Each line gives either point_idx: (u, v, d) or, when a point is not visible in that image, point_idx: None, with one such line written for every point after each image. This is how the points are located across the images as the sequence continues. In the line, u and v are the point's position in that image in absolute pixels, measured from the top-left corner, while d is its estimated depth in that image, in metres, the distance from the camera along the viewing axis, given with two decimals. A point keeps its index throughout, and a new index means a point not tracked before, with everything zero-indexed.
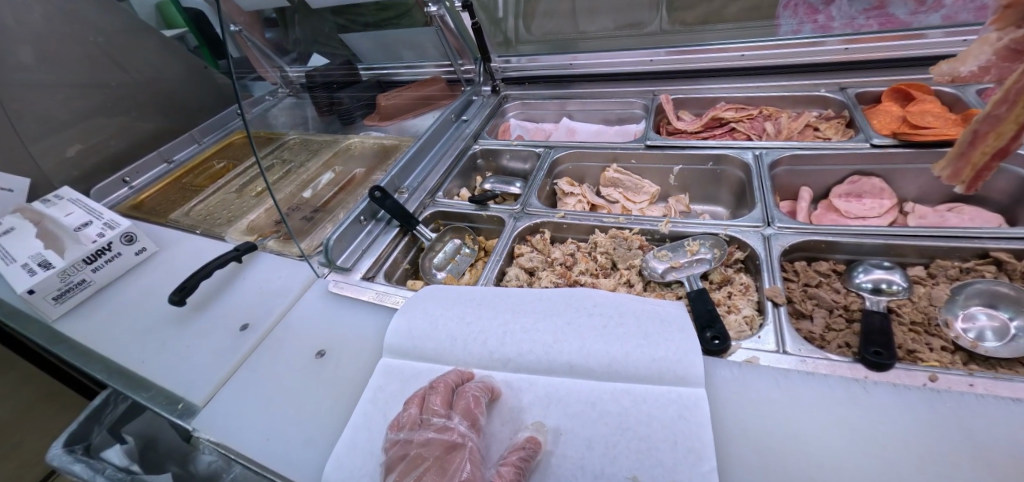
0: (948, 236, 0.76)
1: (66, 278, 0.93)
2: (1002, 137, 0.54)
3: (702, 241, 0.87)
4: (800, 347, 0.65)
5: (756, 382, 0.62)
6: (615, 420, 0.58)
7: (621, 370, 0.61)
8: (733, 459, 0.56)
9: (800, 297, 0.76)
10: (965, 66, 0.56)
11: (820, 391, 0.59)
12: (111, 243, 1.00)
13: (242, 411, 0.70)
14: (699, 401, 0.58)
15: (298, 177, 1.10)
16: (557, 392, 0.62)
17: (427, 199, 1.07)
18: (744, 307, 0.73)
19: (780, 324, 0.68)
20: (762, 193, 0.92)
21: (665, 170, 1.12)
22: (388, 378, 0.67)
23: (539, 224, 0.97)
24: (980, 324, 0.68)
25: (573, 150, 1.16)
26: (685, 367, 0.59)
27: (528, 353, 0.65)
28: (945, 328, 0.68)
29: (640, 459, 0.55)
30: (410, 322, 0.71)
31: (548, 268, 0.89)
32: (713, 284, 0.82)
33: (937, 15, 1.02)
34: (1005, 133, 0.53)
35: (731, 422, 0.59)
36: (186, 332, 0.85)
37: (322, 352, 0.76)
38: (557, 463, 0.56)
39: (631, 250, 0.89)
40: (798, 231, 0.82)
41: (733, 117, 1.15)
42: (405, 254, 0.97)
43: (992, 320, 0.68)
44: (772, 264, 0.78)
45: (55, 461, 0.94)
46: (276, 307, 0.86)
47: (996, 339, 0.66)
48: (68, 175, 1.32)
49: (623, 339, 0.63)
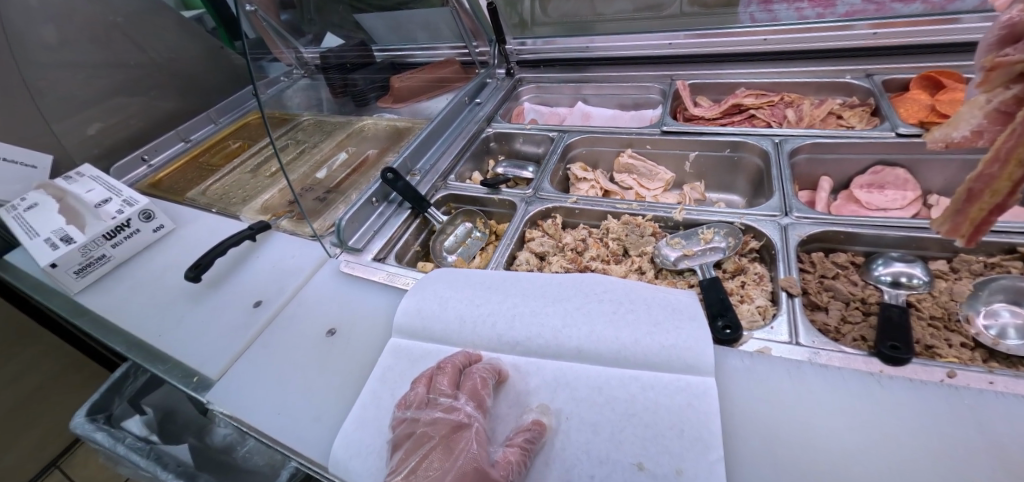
0: None
1: (87, 253, 0.96)
2: (998, 194, 0.48)
3: (717, 229, 0.85)
4: (814, 339, 0.64)
5: (767, 373, 0.61)
6: (622, 406, 0.57)
7: (630, 357, 0.60)
8: (740, 448, 0.55)
9: (817, 289, 0.75)
10: (958, 130, 0.52)
11: (836, 387, 0.58)
12: (130, 219, 1.02)
13: (253, 386, 0.71)
14: (708, 390, 0.56)
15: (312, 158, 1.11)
16: (565, 377, 0.61)
17: (439, 182, 1.08)
18: (758, 297, 0.72)
19: (795, 315, 0.68)
20: (781, 182, 0.90)
21: (680, 155, 1.10)
22: (397, 358, 0.67)
23: (551, 209, 0.96)
24: (1002, 321, 0.66)
25: (587, 135, 1.14)
26: (694, 355, 0.59)
27: (536, 337, 0.65)
28: (966, 324, 0.67)
29: (646, 446, 0.54)
30: (420, 303, 0.71)
31: (558, 253, 0.87)
32: (727, 273, 0.80)
33: (912, 6, 1.02)
34: (1001, 190, 0.48)
35: (741, 413, 0.58)
36: (200, 308, 0.87)
37: (333, 331, 0.76)
38: (562, 445, 0.56)
39: (644, 237, 0.87)
40: (816, 221, 0.80)
41: (753, 103, 1.12)
42: (416, 236, 0.99)
43: (1015, 317, 0.66)
44: (789, 254, 0.76)
45: (79, 429, 1.01)
46: (288, 287, 0.86)
47: (1020, 337, 0.64)
48: (90, 152, 1.35)
49: (633, 325, 0.62)
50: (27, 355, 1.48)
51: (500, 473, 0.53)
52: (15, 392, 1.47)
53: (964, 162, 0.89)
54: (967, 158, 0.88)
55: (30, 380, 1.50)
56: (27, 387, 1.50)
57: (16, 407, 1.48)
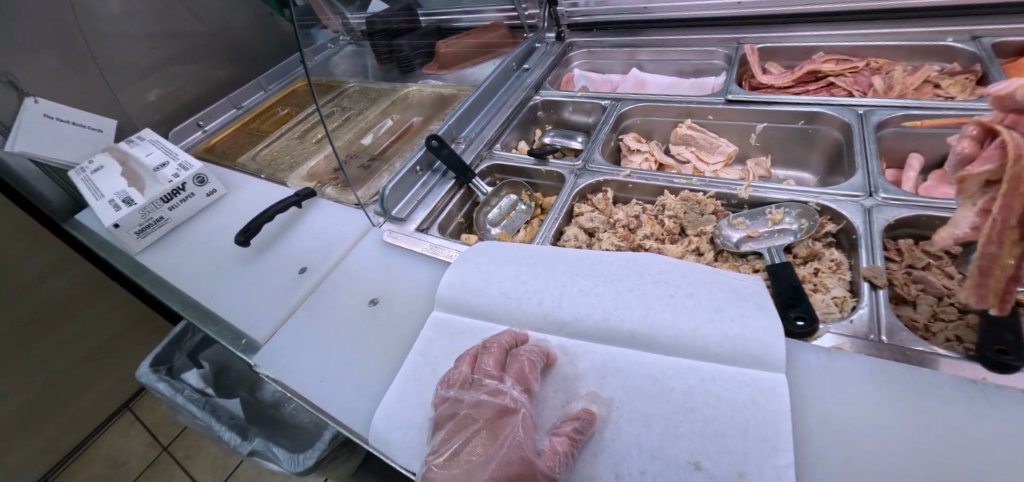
0: None
1: (146, 214, 0.99)
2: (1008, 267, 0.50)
3: (788, 209, 0.77)
4: (899, 337, 0.56)
5: (847, 373, 0.54)
6: (679, 398, 0.52)
7: (690, 345, 0.55)
8: (815, 453, 0.49)
9: (903, 280, 0.66)
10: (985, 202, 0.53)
11: (931, 395, 0.51)
12: (185, 183, 1.05)
13: (298, 351, 0.71)
14: (778, 388, 0.51)
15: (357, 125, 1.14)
16: (616, 362, 0.57)
17: (484, 151, 1.04)
18: (835, 286, 0.65)
19: (878, 308, 0.60)
20: (864, 157, 0.80)
21: (745, 127, 1.00)
22: (439, 332, 0.66)
23: (602, 183, 0.90)
24: None
25: (642, 104, 1.06)
26: (762, 347, 0.53)
27: (586, 319, 0.61)
28: None
29: (705, 443, 0.49)
30: (464, 277, 0.69)
31: (609, 230, 0.82)
32: (798, 259, 0.73)
33: None
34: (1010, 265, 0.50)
35: (816, 415, 0.52)
36: (249, 271, 0.89)
37: (375, 300, 0.76)
38: (612, 435, 0.52)
39: (704, 215, 0.80)
40: (911, 204, 0.70)
41: (833, 69, 1.00)
42: (460, 207, 0.96)
43: None
44: (873, 239, 0.68)
45: (143, 378, 1.13)
46: (332, 255, 0.86)
47: None
48: (150, 119, 1.40)
49: (692, 312, 0.57)
50: (100, 308, 1.57)
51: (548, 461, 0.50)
52: (91, 341, 1.58)
53: None
54: None
55: (103, 330, 1.60)
56: (100, 336, 1.60)
57: (92, 355, 1.59)
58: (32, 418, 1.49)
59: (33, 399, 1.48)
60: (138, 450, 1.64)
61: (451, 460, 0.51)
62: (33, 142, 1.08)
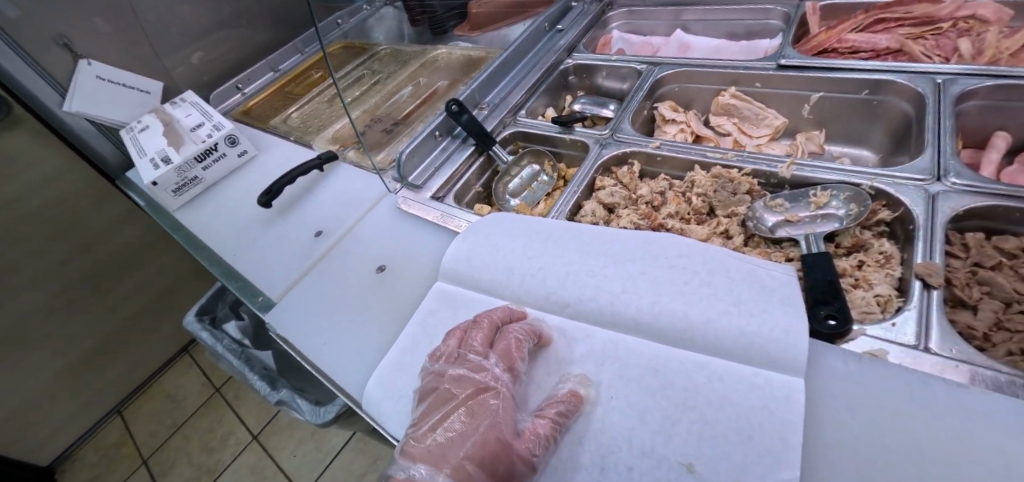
0: None
1: (182, 173, 1.02)
2: None
3: (835, 191, 0.68)
4: (950, 346, 0.49)
5: (875, 381, 0.48)
6: (678, 395, 0.48)
7: (698, 339, 0.51)
8: (824, 468, 0.45)
9: (965, 281, 0.57)
10: None
11: (973, 414, 0.44)
12: (218, 143, 1.07)
13: (308, 313, 0.72)
14: (794, 394, 0.46)
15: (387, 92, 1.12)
16: (616, 350, 0.54)
17: (508, 118, 0.99)
18: (879, 282, 0.57)
19: (929, 312, 0.52)
20: (933, 133, 0.70)
21: (799, 96, 0.89)
22: (440, 304, 0.64)
23: (629, 154, 0.84)
24: None
25: (683, 69, 0.96)
26: (782, 348, 0.48)
27: (588, 301, 0.57)
28: None
29: (701, 445, 0.45)
30: (469, 249, 0.67)
31: (631, 207, 0.76)
32: (841, 248, 0.65)
33: None
34: None
35: (832, 425, 0.47)
36: (271, 232, 0.91)
37: (383, 268, 0.75)
38: (601, 426, 0.49)
39: (736, 195, 0.72)
40: (982, 191, 0.61)
41: (908, 33, 0.88)
42: (478, 177, 0.93)
43: None
44: (933, 232, 0.59)
45: (189, 326, 1.22)
46: (347, 220, 0.86)
47: None
48: (194, 82, 1.41)
49: (707, 302, 0.52)
50: (158, 260, 1.59)
51: (528, 447, 0.48)
52: (150, 293, 1.61)
53: None
54: None
55: (161, 283, 1.63)
56: (158, 288, 1.63)
57: (150, 305, 1.63)
58: (101, 361, 1.56)
59: (102, 344, 1.54)
60: (193, 390, 1.71)
61: (429, 437, 0.50)
62: (88, 102, 1.12)
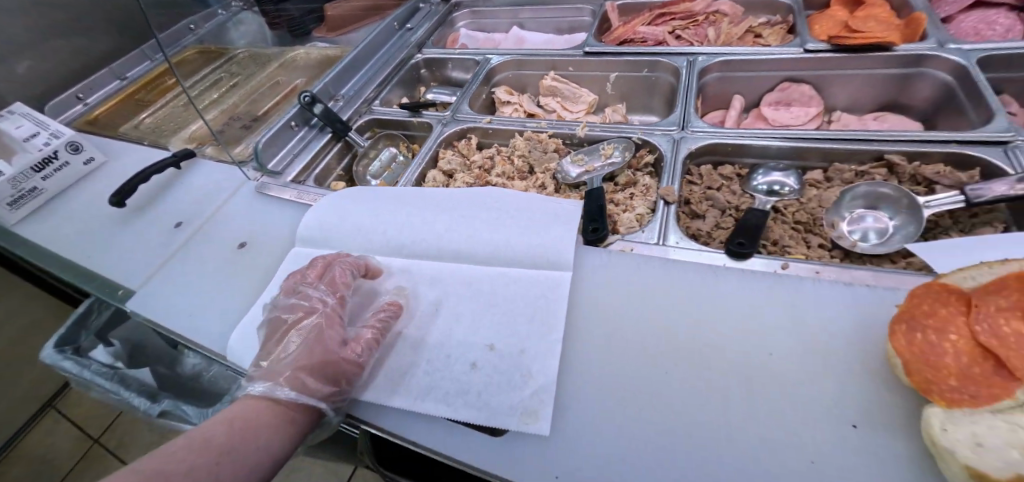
0: (849, 140, 0.78)
1: (16, 185, 0.97)
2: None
3: (616, 145, 0.87)
4: (677, 240, 0.68)
5: (618, 266, 0.65)
6: (485, 297, 0.63)
7: (501, 256, 0.66)
8: (578, 329, 0.59)
9: (699, 199, 0.79)
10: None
11: (675, 276, 0.62)
12: (58, 151, 1.02)
13: (168, 294, 0.76)
14: (562, 282, 0.63)
15: (246, 92, 1.18)
16: (441, 275, 0.67)
17: (363, 108, 1.09)
18: (639, 205, 0.76)
19: (667, 220, 0.72)
20: (684, 97, 0.92)
21: (601, 77, 1.11)
22: (297, 263, 0.74)
23: (467, 129, 1.00)
24: (865, 225, 0.72)
25: (510, 59, 1.14)
26: (556, 253, 0.65)
27: (421, 243, 0.71)
28: (829, 228, 0.73)
29: (499, 330, 0.59)
30: (322, 217, 0.78)
31: (465, 171, 0.91)
32: (618, 186, 0.83)
33: None
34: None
35: (587, 300, 0.62)
36: (128, 231, 0.91)
37: (243, 243, 0.81)
38: (426, 330, 0.62)
39: (547, 153, 0.90)
40: (707, 135, 0.84)
41: (679, 25, 1.11)
42: (338, 161, 1.02)
43: (877, 223, 0.71)
44: (675, 166, 0.80)
45: (48, 359, 1.12)
46: (207, 209, 0.90)
47: (876, 238, 0.70)
48: (23, 92, 1.30)
49: (510, 229, 0.69)
50: None
51: (349, 349, 0.58)
52: None
53: (865, 75, 0.91)
54: (871, 73, 0.90)
55: None
56: None
57: None
58: None
59: None
60: (65, 445, 1.52)
61: (269, 356, 0.59)
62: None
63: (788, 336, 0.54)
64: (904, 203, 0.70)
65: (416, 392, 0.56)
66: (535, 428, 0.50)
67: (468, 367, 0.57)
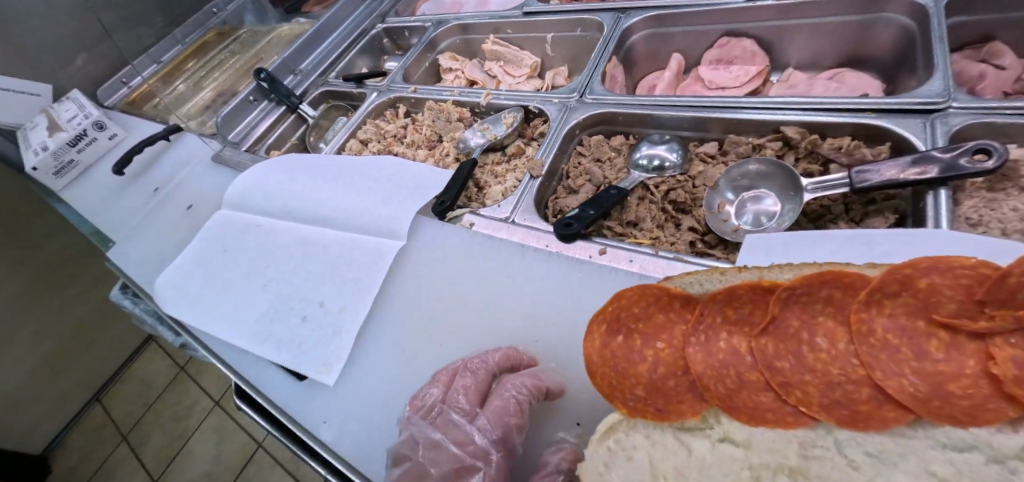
0: (761, 108, 0.69)
1: (58, 158, 1.09)
2: None
3: (515, 114, 0.88)
4: (524, 217, 0.68)
5: (450, 238, 0.71)
6: (333, 260, 0.73)
7: (357, 224, 0.76)
8: (397, 295, 0.69)
9: (579, 174, 0.75)
10: None
11: (489, 250, 0.68)
12: (87, 129, 1.15)
13: (139, 251, 0.95)
14: (392, 248, 0.72)
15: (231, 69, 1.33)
16: (310, 239, 0.78)
17: (320, 80, 1.17)
18: (510, 178, 0.76)
19: (526, 193, 0.71)
20: (596, 60, 0.88)
21: (541, 39, 1.06)
22: (215, 223, 0.86)
23: (396, 99, 1.04)
24: (759, 207, 0.64)
25: (453, 25, 1.13)
26: (395, 223, 0.73)
27: (306, 210, 0.81)
28: (705, 210, 0.66)
29: (333, 290, 0.69)
30: (242, 183, 0.89)
31: (379, 140, 0.96)
32: (508, 156, 0.84)
33: None
34: None
35: (413, 268, 0.71)
36: (124, 196, 1.09)
37: (192, 206, 1.01)
38: (287, 285, 0.72)
39: (450, 122, 0.93)
40: (602, 102, 0.80)
41: None
42: (293, 130, 1.11)
43: (773, 205, 0.63)
44: (556, 137, 0.79)
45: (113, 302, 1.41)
46: (179, 175, 1.09)
47: (763, 224, 0.62)
48: None
49: (371, 199, 0.78)
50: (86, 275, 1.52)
51: None
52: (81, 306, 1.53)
53: (813, 27, 0.80)
54: (818, 22, 0.79)
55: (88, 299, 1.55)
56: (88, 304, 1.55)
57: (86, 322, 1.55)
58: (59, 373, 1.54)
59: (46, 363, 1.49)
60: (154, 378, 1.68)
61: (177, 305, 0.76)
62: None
63: (552, 308, 0.60)
64: (784, 178, 0.62)
65: (258, 339, 0.67)
66: (324, 377, 0.60)
67: (299, 319, 0.67)
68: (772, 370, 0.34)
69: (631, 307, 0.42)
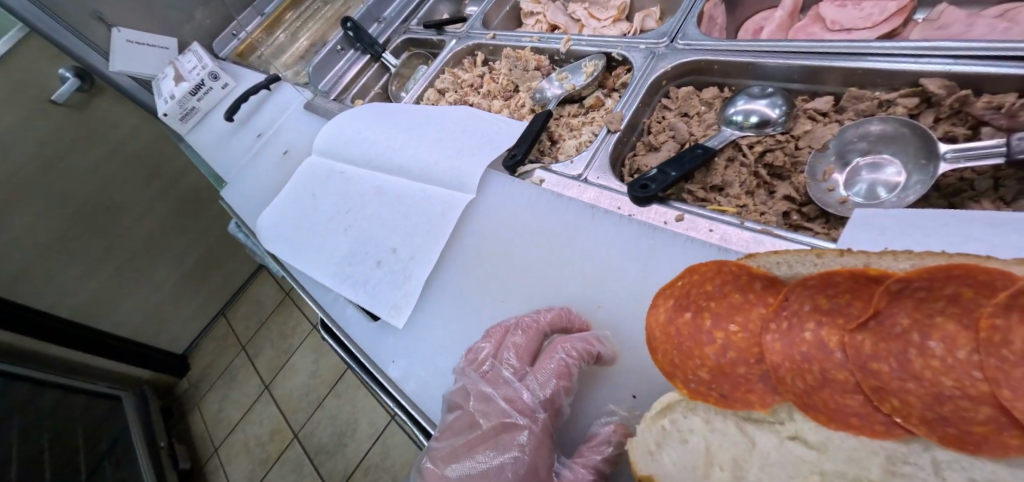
0: (897, 55, 0.57)
1: (183, 105, 1.23)
2: None
3: (597, 61, 0.80)
4: (597, 175, 0.66)
5: (519, 193, 0.70)
6: (405, 208, 0.76)
7: (429, 175, 0.77)
8: (463, 246, 0.70)
9: (660, 129, 0.70)
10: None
11: (557, 209, 0.66)
12: (204, 79, 1.25)
13: (246, 191, 1.06)
14: (462, 201, 0.73)
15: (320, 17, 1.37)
16: (385, 186, 0.81)
17: (401, 29, 1.18)
18: (585, 132, 0.73)
19: (601, 149, 0.68)
20: (692, 0, 0.78)
21: None
22: (303, 167, 0.93)
23: (475, 46, 1.01)
24: (877, 177, 0.55)
25: None
26: (466, 176, 0.74)
27: (382, 157, 0.84)
28: (807, 175, 0.58)
29: (404, 237, 0.72)
30: (326, 130, 0.94)
31: (456, 90, 0.95)
32: (586, 108, 0.79)
33: None
34: None
35: (480, 221, 0.71)
36: (232, 140, 1.20)
37: (288, 152, 1.09)
38: (363, 228, 0.77)
39: (528, 71, 0.89)
40: (695, 49, 0.72)
41: None
42: (376, 80, 1.15)
43: (895, 176, 0.53)
44: (639, 88, 0.72)
45: None
46: (277, 121, 1.17)
47: (878, 198, 0.54)
48: None
49: (443, 150, 0.78)
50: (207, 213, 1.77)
51: None
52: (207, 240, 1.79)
53: None
54: None
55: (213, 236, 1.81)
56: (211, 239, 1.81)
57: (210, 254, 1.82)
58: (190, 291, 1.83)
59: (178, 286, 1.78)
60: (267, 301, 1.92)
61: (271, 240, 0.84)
62: (127, 59, 1.25)
63: (618, 274, 0.58)
64: (917, 141, 0.52)
65: (337, 277, 0.73)
66: (395, 318, 0.65)
67: (374, 262, 0.72)
68: (867, 371, 0.30)
69: (704, 284, 0.39)
